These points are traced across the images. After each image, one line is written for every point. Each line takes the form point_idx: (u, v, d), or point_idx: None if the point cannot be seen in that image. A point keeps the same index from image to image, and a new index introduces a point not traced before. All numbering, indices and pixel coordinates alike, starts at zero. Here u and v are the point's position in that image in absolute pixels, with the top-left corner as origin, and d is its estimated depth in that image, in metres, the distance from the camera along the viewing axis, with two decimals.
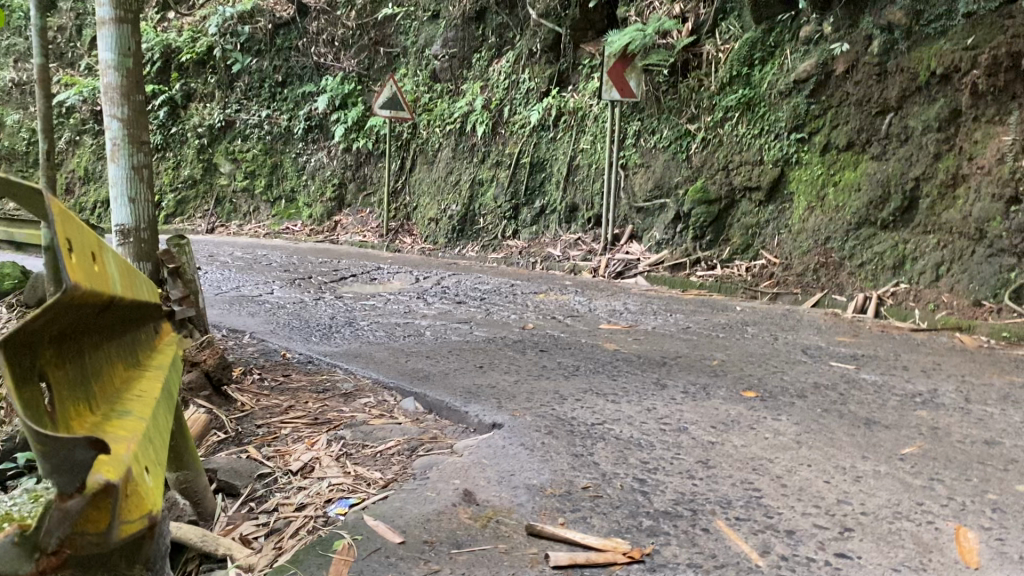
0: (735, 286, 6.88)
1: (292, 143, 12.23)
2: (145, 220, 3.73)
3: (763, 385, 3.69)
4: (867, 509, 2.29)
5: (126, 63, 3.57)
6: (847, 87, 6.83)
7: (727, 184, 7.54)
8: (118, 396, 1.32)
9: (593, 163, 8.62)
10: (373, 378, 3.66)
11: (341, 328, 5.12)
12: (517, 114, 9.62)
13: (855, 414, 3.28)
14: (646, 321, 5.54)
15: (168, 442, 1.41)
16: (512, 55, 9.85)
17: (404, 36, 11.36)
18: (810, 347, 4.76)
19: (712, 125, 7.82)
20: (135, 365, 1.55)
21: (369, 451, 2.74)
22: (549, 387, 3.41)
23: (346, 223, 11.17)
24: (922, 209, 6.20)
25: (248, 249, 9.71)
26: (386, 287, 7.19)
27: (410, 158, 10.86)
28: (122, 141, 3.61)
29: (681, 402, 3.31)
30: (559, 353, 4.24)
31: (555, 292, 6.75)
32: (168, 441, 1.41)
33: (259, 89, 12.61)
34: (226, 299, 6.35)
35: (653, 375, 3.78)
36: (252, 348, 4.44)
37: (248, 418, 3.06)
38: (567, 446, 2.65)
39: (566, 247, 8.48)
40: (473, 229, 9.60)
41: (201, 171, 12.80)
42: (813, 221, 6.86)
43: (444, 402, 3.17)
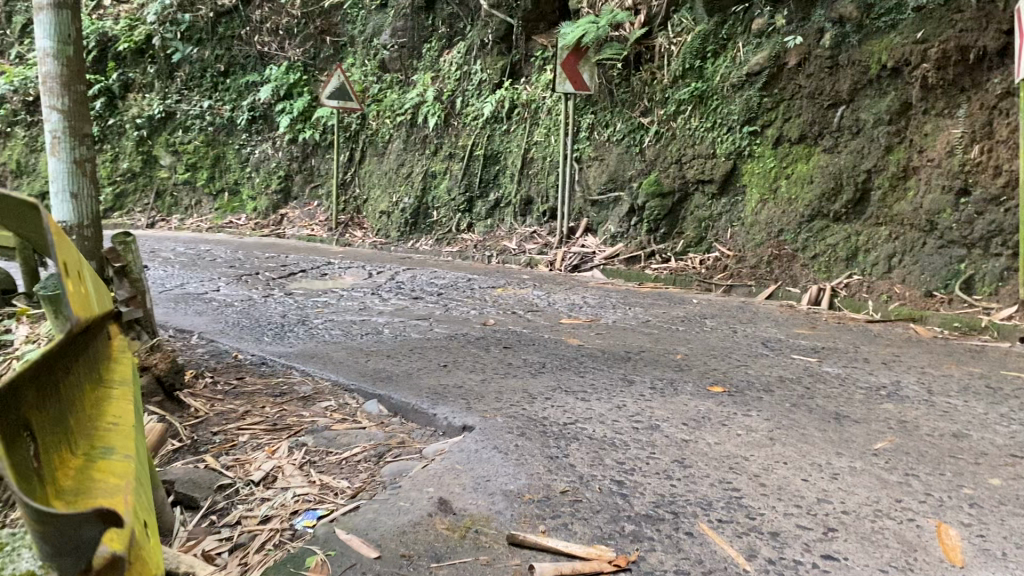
0: (690, 279, 6.88)
1: (235, 134, 11.92)
2: (87, 217, 3.54)
3: (729, 379, 3.66)
4: (848, 508, 2.26)
5: (67, 52, 3.38)
6: (799, 80, 6.86)
7: (680, 177, 7.55)
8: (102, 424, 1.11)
9: (547, 156, 8.56)
10: (333, 381, 3.53)
11: (294, 327, 4.96)
12: (469, 105, 9.50)
13: (824, 408, 3.26)
14: (606, 315, 5.49)
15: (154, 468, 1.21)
16: (463, 45, 9.71)
17: (351, 25, 11.17)
18: (771, 339, 4.76)
19: (666, 118, 7.81)
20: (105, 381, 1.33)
21: (334, 458, 2.63)
22: (517, 386, 3.33)
23: (293, 217, 10.93)
24: (874, 201, 6.26)
25: (192, 244, 9.42)
26: (338, 282, 7.03)
27: (359, 150, 10.66)
28: (63, 134, 3.42)
29: (651, 399, 3.25)
30: (523, 349, 4.16)
31: (512, 287, 6.67)
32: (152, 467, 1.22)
33: (201, 79, 12.25)
34: (172, 297, 6.13)
35: (620, 371, 3.72)
36: (202, 350, 4.27)
37: (203, 425, 2.91)
38: (541, 448, 2.57)
39: (521, 240, 8.40)
40: (426, 222, 9.47)
41: (139, 164, 12.34)
42: (766, 213, 6.89)
43: (411, 404, 3.07)
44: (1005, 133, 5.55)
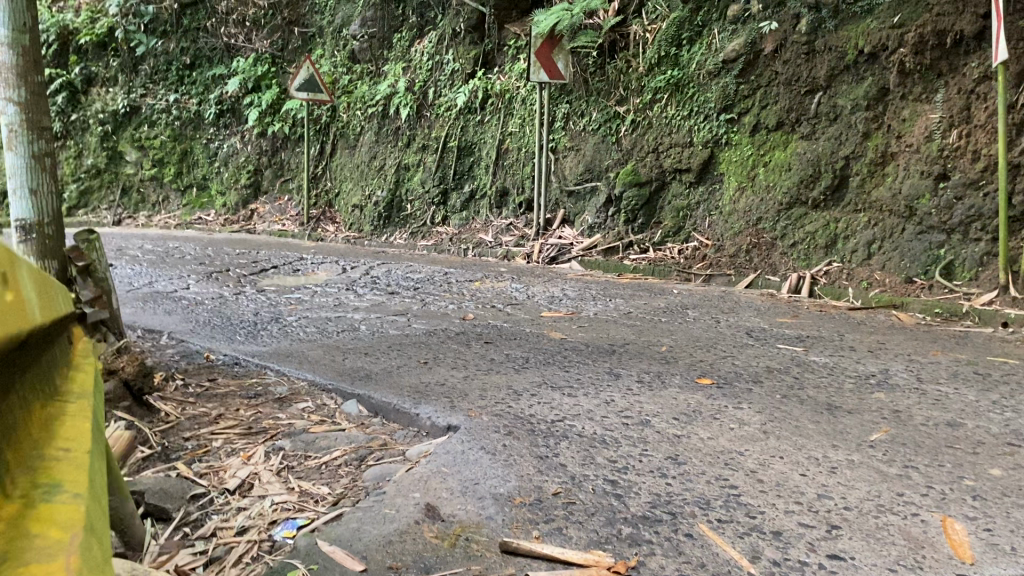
0: (669, 269, 6.81)
1: (202, 128, 11.69)
2: (48, 214, 3.37)
3: (717, 371, 3.57)
4: (850, 503, 2.19)
5: (23, 41, 3.20)
6: (775, 66, 6.80)
7: (657, 166, 7.47)
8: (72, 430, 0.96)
9: (523, 147, 8.45)
10: (309, 381, 3.40)
11: (268, 325, 4.81)
12: (442, 96, 9.36)
13: (815, 398, 3.19)
14: (587, 307, 5.41)
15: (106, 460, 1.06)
16: (434, 35, 9.57)
17: (320, 16, 10.98)
18: (755, 329, 4.69)
19: (642, 107, 7.73)
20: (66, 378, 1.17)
21: (313, 463, 2.52)
22: (501, 382, 3.23)
23: (264, 212, 10.72)
24: (851, 188, 6.21)
25: (160, 242, 9.20)
26: (312, 278, 6.88)
27: (330, 142, 10.49)
28: (20, 127, 3.24)
29: (639, 393, 3.15)
30: (504, 344, 4.06)
31: (490, 280, 6.57)
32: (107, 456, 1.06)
33: (166, 72, 11.98)
34: (140, 296, 5.95)
35: (605, 365, 3.63)
36: (171, 350, 4.12)
37: (174, 430, 2.78)
38: (529, 448, 2.47)
39: (497, 233, 8.30)
40: (400, 215, 9.33)
41: (104, 160, 12.06)
42: (744, 201, 6.83)
43: (391, 404, 2.96)
44: (983, 116, 5.51)
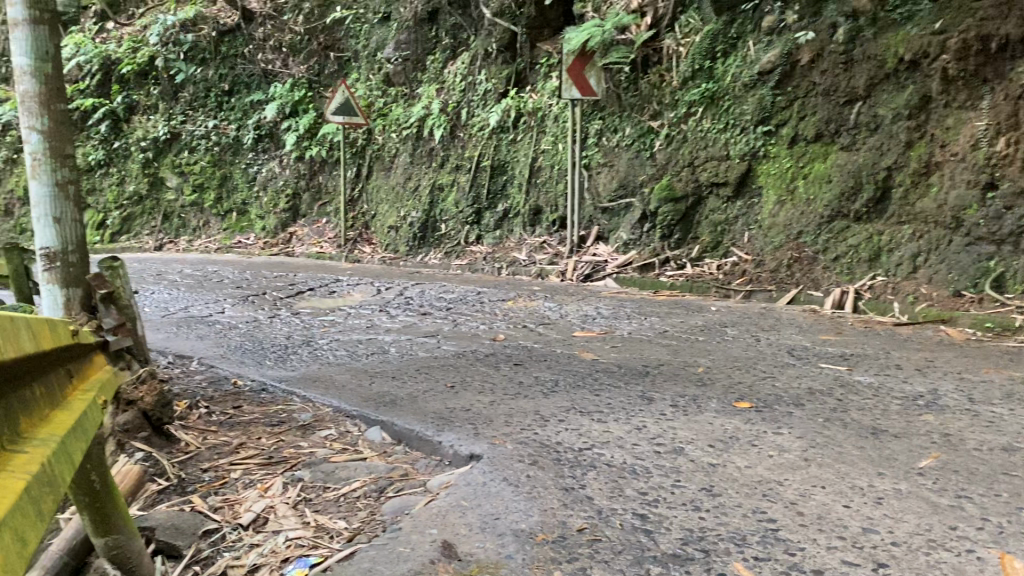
0: (708, 286, 6.65)
1: (241, 153, 11.79)
2: (72, 242, 3.36)
3: (756, 394, 3.41)
4: (897, 538, 2.04)
5: (45, 69, 3.21)
6: (813, 77, 6.64)
7: (693, 181, 7.33)
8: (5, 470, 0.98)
9: (556, 164, 8.37)
10: (334, 407, 3.33)
11: (297, 349, 4.76)
12: (475, 116, 9.33)
13: (860, 422, 3.02)
14: (621, 326, 5.27)
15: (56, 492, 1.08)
16: (467, 56, 9.57)
17: (354, 40, 11.05)
18: (796, 347, 4.52)
19: (676, 121, 7.60)
20: (35, 412, 1.21)
21: (331, 494, 2.43)
22: (528, 407, 3.12)
23: (302, 235, 10.72)
24: (895, 199, 6.01)
25: (198, 266, 9.27)
26: (346, 300, 6.86)
27: (366, 165, 10.49)
28: (43, 155, 3.23)
29: (672, 418, 3.02)
30: (534, 366, 3.96)
31: (523, 299, 6.48)
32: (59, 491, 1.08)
33: (205, 99, 12.15)
34: (174, 321, 5.97)
35: (638, 388, 3.49)
36: (199, 377, 4.09)
37: (192, 461, 2.72)
38: (554, 479, 2.36)
39: (531, 251, 8.20)
40: (434, 235, 9.27)
41: (146, 186, 12.26)
42: (784, 215, 6.65)
43: (414, 431, 2.87)
44: None
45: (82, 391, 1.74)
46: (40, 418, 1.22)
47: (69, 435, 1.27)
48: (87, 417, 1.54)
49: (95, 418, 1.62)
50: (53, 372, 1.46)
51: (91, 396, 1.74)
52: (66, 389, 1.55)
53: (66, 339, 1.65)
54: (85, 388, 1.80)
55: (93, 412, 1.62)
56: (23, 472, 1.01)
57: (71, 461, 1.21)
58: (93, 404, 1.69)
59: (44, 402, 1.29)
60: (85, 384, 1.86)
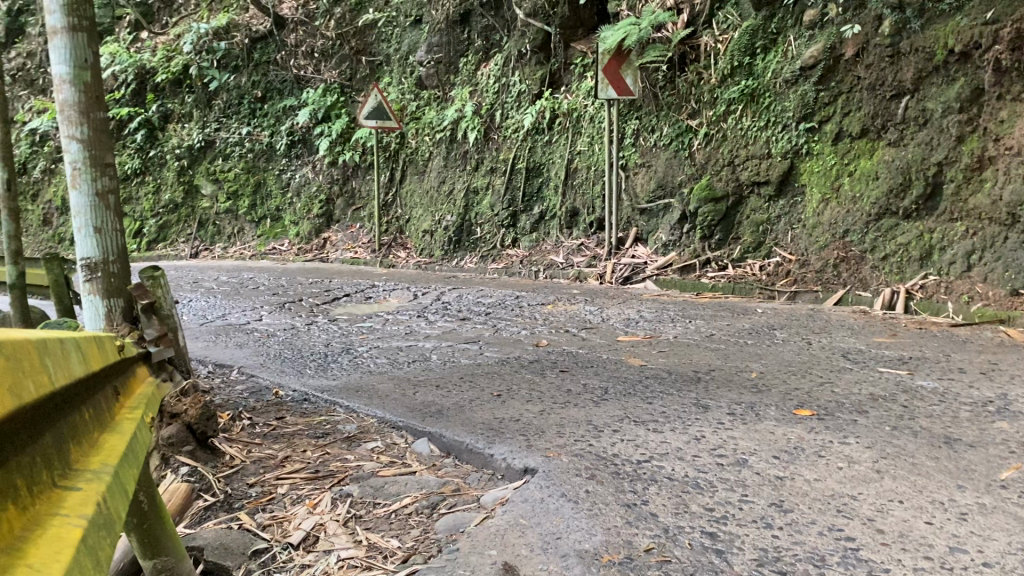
0: (751, 287, 6.49)
1: (274, 159, 11.80)
2: (112, 251, 3.32)
3: (816, 401, 3.27)
4: (988, 559, 1.90)
5: (84, 77, 3.16)
6: (858, 71, 6.46)
7: (733, 180, 7.17)
8: (59, 514, 0.88)
9: (592, 165, 8.25)
10: (378, 418, 3.24)
11: (337, 357, 4.70)
12: (509, 118, 9.24)
13: (930, 430, 2.88)
14: (666, 330, 5.14)
15: (111, 531, 0.97)
16: (500, 57, 9.46)
17: (386, 44, 11.00)
18: (851, 350, 4.36)
19: (715, 119, 7.45)
20: (88, 441, 1.11)
21: (382, 511, 2.34)
22: (579, 417, 3.01)
23: (336, 240, 10.69)
24: (946, 195, 5.81)
25: (234, 273, 9.28)
26: (383, 305, 6.80)
27: (399, 169, 10.45)
28: (83, 164, 3.19)
29: (731, 428, 2.89)
30: (581, 373, 3.85)
31: (563, 303, 6.38)
32: (115, 531, 0.98)
33: (238, 106, 12.18)
34: (212, 329, 5.95)
35: (692, 395, 3.37)
36: (240, 387, 4.03)
37: (238, 475, 2.65)
38: (615, 495, 2.25)
39: (568, 254, 8.10)
40: (469, 239, 9.19)
41: (181, 194, 12.35)
42: (829, 214, 6.47)
43: (464, 443, 2.77)
44: None
45: (128, 409, 1.66)
46: (91, 445, 1.12)
47: (123, 461, 1.18)
48: (138, 435, 1.46)
49: (145, 436, 1.53)
50: (99, 391, 1.37)
51: (139, 413, 1.66)
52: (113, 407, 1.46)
53: (113, 354, 1.57)
54: (131, 405, 1.72)
55: (143, 431, 1.53)
56: (78, 516, 0.90)
57: (127, 492, 1.12)
58: (141, 423, 1.60)
59: (94, 426, 1.19)
60: (130, 402, 1.79)
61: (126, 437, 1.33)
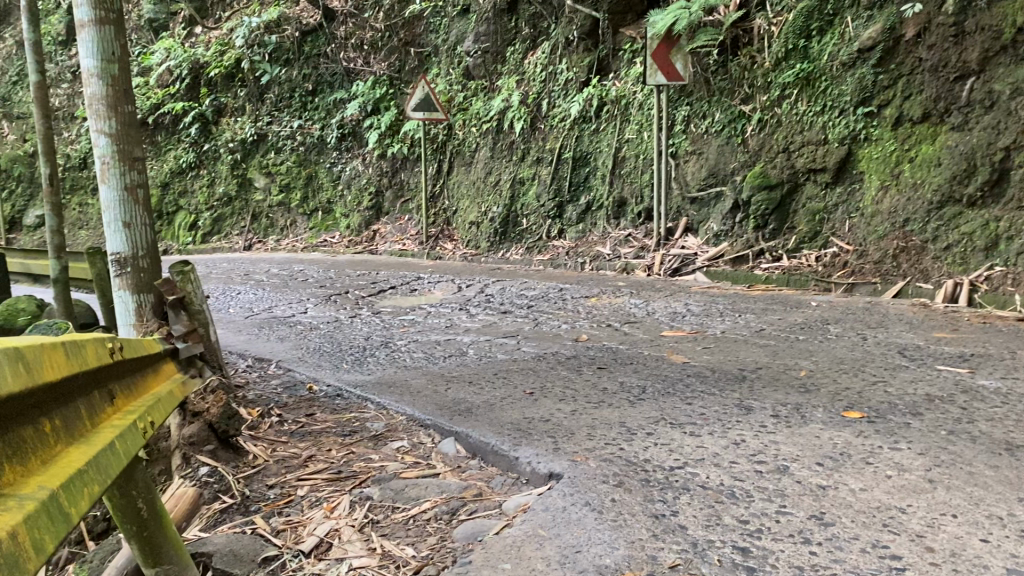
0: (806, 279, 6.26)
1: (325, 152, 11.84)
2: (142, 247, 3.30)
3: (868, 402, 3.08)
4: None
5: (112, 71, 3.14)
6: (919, 52, 6.16)
7: (788, 167, 6.91)
8: None
9: (641, 154, 8.05)
10: (408, 415, 3.15)
11: (375, 351, 4.63)
12: (556, 106, 9.08)
13: (990, 435, 2.67)
14: (713, 324, 4.96)
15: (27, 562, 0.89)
16: (548, 45, 9.31)
17: (434, 34, 10.91)
18: (907, 347, 4.13)
19: (769, 105, 7.20)
20: (27, 462, 1.03)
21: (399, 516, 2.25)
22: (612, 419, 2.88)
23: (385, 232, 10.66)
24: (1014, 181, 5.49)
25: (284, 265, 9.33)
26: (427, 297, 6.74)
27: (446, 160, 10.38)
28: (112, 158, 3.16)
29: (774, 432, 2.73)
30: (620, 370, 3.71)
31: (608, 295, 6.23)
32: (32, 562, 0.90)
33: (290, 99, 12.27)
34: (257, 322, 5.96)
35: (735, 395, 3.21)
36: (275, 381, 3.99)
37: (258, 475, 2.59)
38: (643, 504, 2.12)
39: (616, 245, 7.94)
40: (516, 231, 9.07)
41: (235, 187, 12.51)
42: (888, 202, 6.19)
43: (490, 445, 2.67)
44: None
45: (118, 416, 1.60)
46: (34, 466, 1.04)
47: (73, 480, 1.10)
48: (116, 447, 1.39)
49: (127, 448, 1.46)
50: (74, 400, 1.31)
51: (129, 421, 1.60)
52: (92, 418, 1.40)
53: (101, 359, 1.51)
54: (124, 412, 1.67)
55: (125, 442, 1.46)
56: None
57: (70, 514, 1.04)
58: (129, 431, 1.54)
59: (48, 441, 1.12)
60: (125, 407, 1.73)
61: (94, 451, 1.26)
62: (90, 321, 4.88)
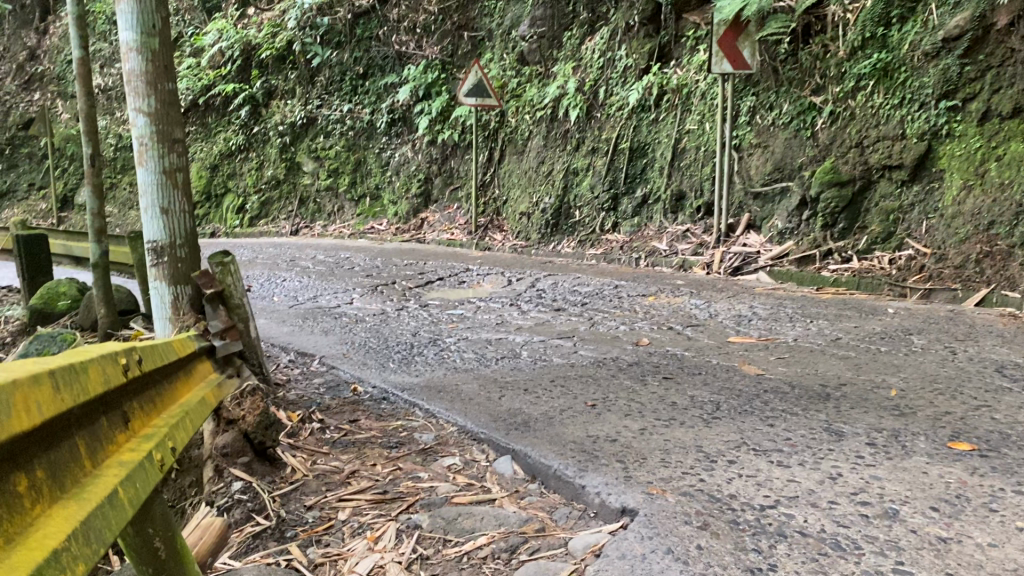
0: (878, 282, 5.82)
1: (375, 138, 11.63)
2: (180, 235, 3.08)
3: (976, 432, 2.73)
4: None
5: (152, 44, 2.91)
6: (1011, 42, 5.72)
7: (862, 163, 6.50)
8: None
9: (702, 146, 7.69)
10: (459, 426, 2.89)
11: (423, 348, 4.38)
12: (614, 94, 8.74)
13: None
14: (785, 331, 4.62)
15: None
16: (606, 30, 8.96)
17: (489, 18, 10.60)
18: (1005, 364, 3.75)
19: (842, 96, 6.79)
20: None
21: (451, 551, 1.98)
22: (687, 442, 2.58)
23: (433, 220, 10.42)
24: None
25: (330, 251, 9.16)
26: (476, 290, 6.48)
27: (498, 148, 10.10)
28: (150, 140, 2.95)
29: (874, 465, 2.41)
30: (689, 382, 3.41)
31: (666, 294, 5.90)
32: None
33: (341, 83, 12.12)
34: (300, 312, 5.77)
35: (822, 418, 2.89)
36: (317, 380, 3.76)
37: (296, 494, 2.34)
38: (734, 553, 1.83)
39: (673, 240, 7.59)
40: (568, 222, 8.75)
41: (283, 171, 12.39)
42: (972, 203, 5.74)
43: (552, 469, 2.39)
44: None
45: (130, 446, 1.36)
46: None
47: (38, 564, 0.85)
48: (119, 496, 1.14)
49: (136, 493, 1.22)
50: (64, 441, 1.06)
51: (143, 451, 1.36)
52: (90, 459, 1.15)
53: (109, 380, 1.27)
54: (139, 438, 1.43)
55: (132, 484, 1.21)
56: None
57: None
58: (140, 467, 1.29)
59: (14, 512, 0.88)
60: (141, 430, 1.49)
61: (82, 509, 1.01)
62: (129, 307, 4.70)
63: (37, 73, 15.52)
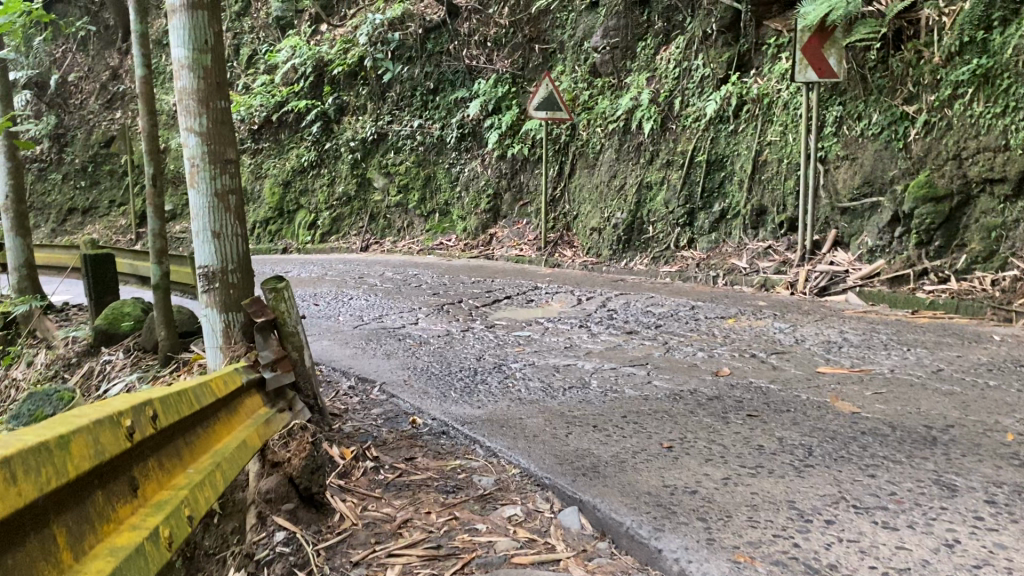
0: (980, 305, 5.36)
1: (444, 153, 11.53)
2: (233, 260, 2.94)
3: None
4: None
5: (204, 61, 2.79)
6: None
7: (959, 176, 6.06)
8: None
9: (785, 158, 7.32)
10: (521, 469, 2.66)
11: (487, 375, 4.16)
12: (690, 106, 8.41)
13: None
14: (878, 360, 4.25)
15: None
16: (682, 40, 8.67)
17: (560, 30, 10.39)
18: None
19: (938, 105, 6.34)
20: None
21: None
22: (777, 496, 2.30)
23: (502, 236, 10.25)
24: None
25: (399, 268, 9.06)
26: (545, 311, 6.25)
27: (569, 162, 9.86)
28: (202, 161, 2.82)
29: (998, 530, 2.08)
30: (776, 420, 3.11)
31: (747, 317, 5.57)
32: None
33: (411, 98, 12.09)
34: (364, 333, 5.63)
35: (930, 467, 2.56)
36: (377, 410, 3.58)
37: (342, 548, 2.14)
38: None
39: (753, 258, 7.23)
40: (641, 239, 8.46)
41: (354, 187, 12.40)
42: None
43: (624, 527, 2.15)
44: None
45: (131, 523, 1.17)
46: None
47: None
48: None
49: None
50: (18, 544, 0.87)
51: (146, 529, 1.18)
52: (62, 556, 0.96)
53: (102, 450, 1.08)
54: (147, 508, 1.24)
55: None
56: None
57: None
58: (136, 553, 1.10)
59: None
60: (153, 496, 1.30)
61: None
62: (192, 328, 4.63)
63: (121, 92, 15.97)
